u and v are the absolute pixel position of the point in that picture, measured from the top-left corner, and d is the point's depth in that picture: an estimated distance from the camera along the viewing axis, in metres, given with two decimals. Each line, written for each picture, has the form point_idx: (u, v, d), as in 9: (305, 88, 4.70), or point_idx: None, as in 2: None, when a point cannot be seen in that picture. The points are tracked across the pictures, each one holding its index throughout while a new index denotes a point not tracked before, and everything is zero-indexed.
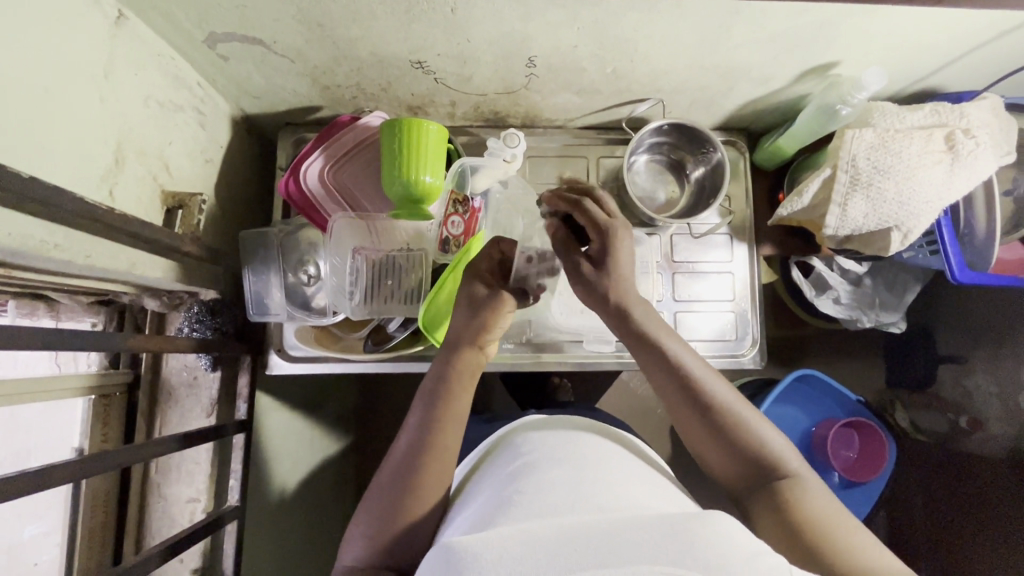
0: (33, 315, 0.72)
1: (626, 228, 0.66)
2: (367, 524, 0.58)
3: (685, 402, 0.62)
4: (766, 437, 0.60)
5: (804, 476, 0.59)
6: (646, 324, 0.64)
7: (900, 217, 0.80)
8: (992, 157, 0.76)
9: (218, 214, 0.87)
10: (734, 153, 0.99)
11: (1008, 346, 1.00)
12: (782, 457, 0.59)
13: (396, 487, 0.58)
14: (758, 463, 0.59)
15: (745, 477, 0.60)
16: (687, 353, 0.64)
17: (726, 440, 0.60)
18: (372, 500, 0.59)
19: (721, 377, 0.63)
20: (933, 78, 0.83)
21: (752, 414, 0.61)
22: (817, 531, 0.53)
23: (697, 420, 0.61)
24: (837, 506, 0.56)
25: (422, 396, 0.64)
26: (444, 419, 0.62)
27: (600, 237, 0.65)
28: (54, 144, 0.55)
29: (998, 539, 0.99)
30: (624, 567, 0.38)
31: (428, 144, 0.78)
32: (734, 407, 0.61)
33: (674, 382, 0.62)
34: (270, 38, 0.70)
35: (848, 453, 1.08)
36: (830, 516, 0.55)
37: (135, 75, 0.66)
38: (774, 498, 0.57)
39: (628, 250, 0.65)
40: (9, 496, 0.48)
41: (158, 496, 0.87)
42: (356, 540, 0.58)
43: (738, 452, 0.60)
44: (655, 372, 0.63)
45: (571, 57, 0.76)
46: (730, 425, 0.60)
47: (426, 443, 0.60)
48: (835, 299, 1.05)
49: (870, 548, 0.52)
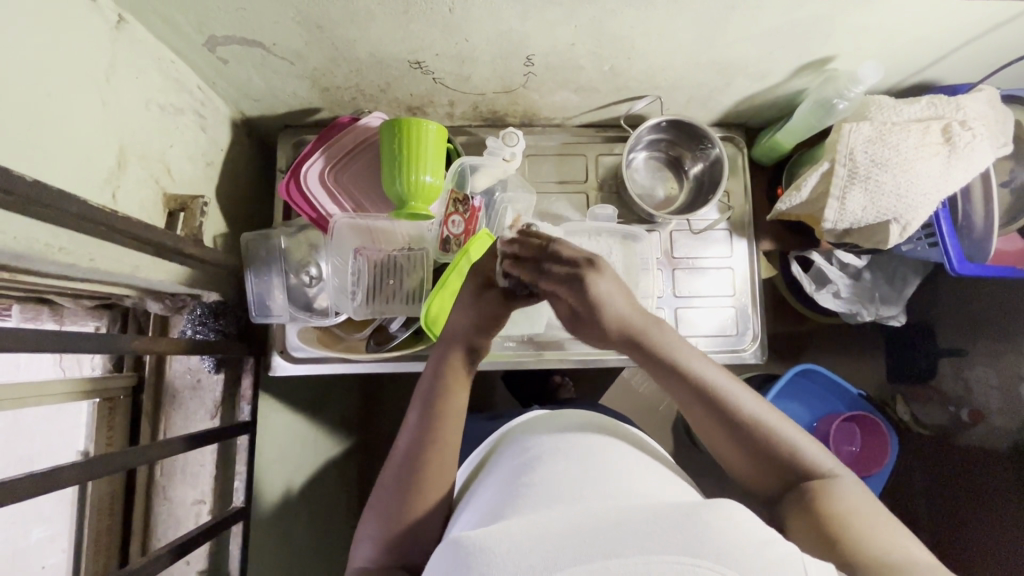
0: (37, 320, 0.72)
1: (597, 265, 0.61)
2: (375, 525, 0.58)
3: (706, 414, 0.62)
4: (792, 436, 0.61)
5: (834, 474, 0.59)
6: (663, 342, 0.64)
7: (899, 210, 0.80)
8: (990, 149, 0.76)
9: (219, 217, 0.87)
10: (733, 148, 1.00)
11: (1008, 337, 1.00)
12: (808, 455, 0.60)
13: (400, 487, 0.59)
14: (787, 466, 0.60)
15: (772, 478, 0.61)
16: (707, 363, 0.64)
17: (751, 445, 0.60)
18: (378, 500, 0.60)
19: (741, 383, 0.64)
20: (929, 71, 0.84)
21: (775, 417, 0.62)
22: (841, 520, 0.54)
23: (722, 428, 0.61)
24: (864, 497, 0.57)
25: (420, 395, 0.65)
26: (442, 415, 0.62)
27: (572, 287, 0.61)
28: (57, 147, 0.55)
29: (1000, 530, 0.99)
30: (632, 556, 0.38)
31: (428, 145, 0.79)
32: (758, 412, 0.61)
33: (696, 395, 0.62)
34: (269, 40, 0.70)
35: (850, 448, 1.07)
36: (857, 507, 0.55)
37: (136, 78, 0.67)
38: (804, 498, 0.58)
39: (606, 291, 0.61)
40: (17, 497, 0.49)
41: (164, 498, 0.88)
42: (366, 541, 0.58)
43: (763, 455, 0.60)
44: (678, 388, 0.63)
45: (569, 56, 0.76)
46: (754, 427, 0.60)
47: (425, 441, 0.61)
48: (835, 293, 1.05)
49: (899, 534, 0.53)
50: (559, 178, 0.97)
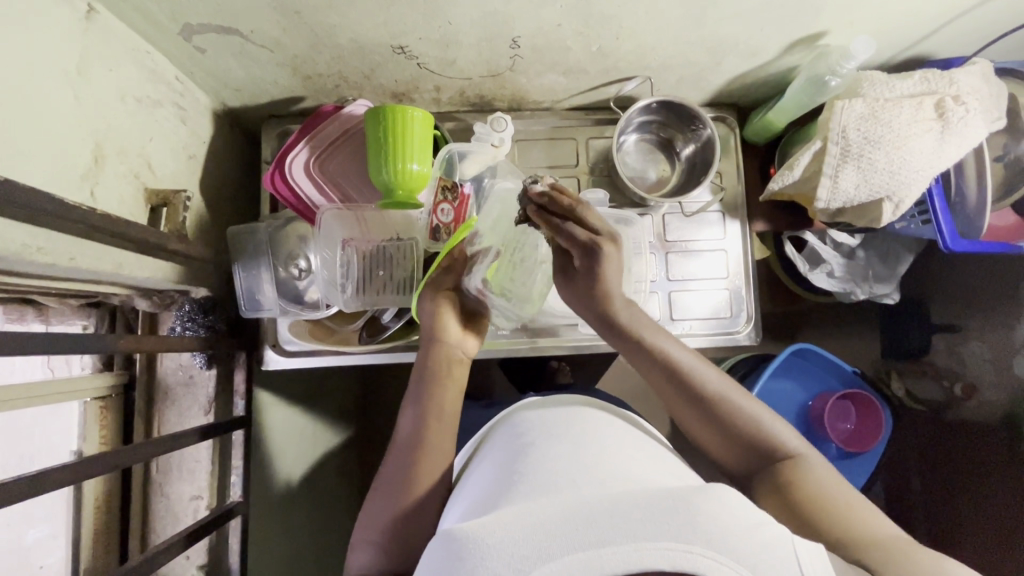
0: (22, 320, 0.71)
1: (614, 241, 0.69)
2: (365, 534, 0.61)
3: (677, 394, 0.66)
4: (766, 419, 0.64)
5: (803, 454, 0.62)
6: (632, 323, 0.70)
7: (891, 187, 0.79)
8: (982, 123, 0.76)
9: (206, 211, 0.85)
10: (724, 129, 0.99)
11: (999, 312, 1.00)
12: (783, 439, 0.63)
13: (390, 498, 0.61)
14: (758, 450, 0.63)
15: (745, 459, 0.64)
16: (679, 348, 0.69)
17: (721, 426, 0.64)
18: (373, 505, 0.62)
19: (712, 366, 0.68)
20: (922, 45, 0.83)
21: (749, 401, 0.65)
22: (820, 505, 0.56)
23: (689, 404, 0.66)
24: (836, 481, 0.59)
25: (411, 400, 0.68)
26: (431, 416, 0.66)
27: (586, 252, 0.68)
28: (28, 143, 0.53)
29: (990, 504, 1.00)
30: (624, 544, 0.38)
31: (413, 132, 0.77)
32: (726, 393, 0.65)
33: (662, 373, 0.67)
34: (246, 27, 0.68)
35: (845, 426, 1.08)
36: (830, 490, 0.58)
37: (110, 70, 0.65)
38: (777, 477, 0.60)
39: (614, 261, 0.69)
40: (15, 499, 0.48)
41: (161, 494, 0.88)
42: (363, 548, 0.60)
43: (730, 429, 0.64)
44: (646, 366, 0.69)
45: (555, 36, 0.75)
46: (725, 409, 0.64)
47: (415, 450, 0.64)
48: (829, 272, 1.05)
49: (871, 511, 0.56)
50: (550, 163, 0.96)
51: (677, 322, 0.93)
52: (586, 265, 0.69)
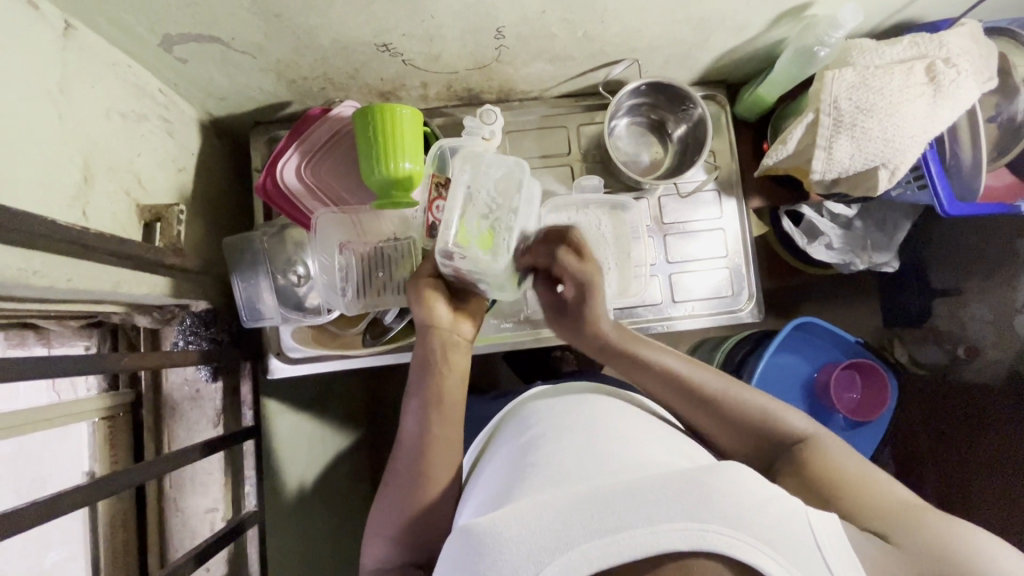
0: (23, 344, 0.72)
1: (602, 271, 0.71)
2: (378, 529, 0.63)
3: (681, 401, 0.67)
4: (772, 407, 0.65)
5: (812, 436, 0.62)
6: (624, 341, 0.72)
7: (887, 154, 0.78)
8: (975, 85, 0.75)
9: (199, 224, 0.85)
10: (715, 107, 0.98)
11: (1000, 272, 1.00)
12: (790, 425, 0.63)
13: (398, 499, 0.62)
14: (768, 436, 0.63)
15: (755, 447, 0.64)
16: (675, 357, 0.70)
17: (728, 420, 0.64)
18: (383, 502, 0.63)
19: (708, 367, 0.68)
20: (909, 9, 0.82)
21: (749, 393, 0.66)
22: (835, 483, 0.57)
23: (692, 406, 0.66)
24: (852, 459, 0.60)
25: (414, 409, 0.66)
26: (434, 419, 0.65)
27: (578, 284, 0.71)
28: (14, 165, 0.53)
29: (1000, 463, 1.01)
30: (640, 528, 0.38)
31: (404, 128, 0.76)
32: (725, 390, 0.66)
33: (663, 384, 0.68)
34: (227, 34, 0.67)
35: (851, 395, 1.07)
36: (843, 465, 0.59)
37: (92, 86, 0.64)
38: (792, 459, 0.61)
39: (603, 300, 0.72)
40: (29, 524, 0.48)
41: (176, 509, 0.89)
42: (377, 543, 0.62)
43: (738, 421, 0.64)
44: (649, 382, 0.69)
45: (540, 24, 0.74)
46: (730, 404, 0.65)
47: (419, 452, 0.63)
48: (827, 244, 1.04)
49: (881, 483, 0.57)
50: (542, 153, 0.96)
51: (678, 305, 0.93)
52: (578, 293, 0.72)
